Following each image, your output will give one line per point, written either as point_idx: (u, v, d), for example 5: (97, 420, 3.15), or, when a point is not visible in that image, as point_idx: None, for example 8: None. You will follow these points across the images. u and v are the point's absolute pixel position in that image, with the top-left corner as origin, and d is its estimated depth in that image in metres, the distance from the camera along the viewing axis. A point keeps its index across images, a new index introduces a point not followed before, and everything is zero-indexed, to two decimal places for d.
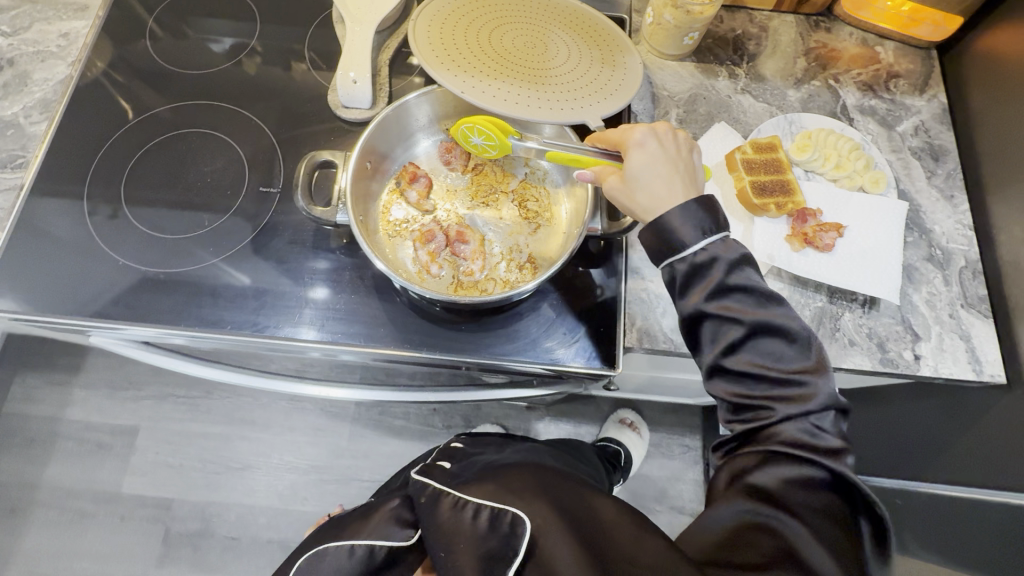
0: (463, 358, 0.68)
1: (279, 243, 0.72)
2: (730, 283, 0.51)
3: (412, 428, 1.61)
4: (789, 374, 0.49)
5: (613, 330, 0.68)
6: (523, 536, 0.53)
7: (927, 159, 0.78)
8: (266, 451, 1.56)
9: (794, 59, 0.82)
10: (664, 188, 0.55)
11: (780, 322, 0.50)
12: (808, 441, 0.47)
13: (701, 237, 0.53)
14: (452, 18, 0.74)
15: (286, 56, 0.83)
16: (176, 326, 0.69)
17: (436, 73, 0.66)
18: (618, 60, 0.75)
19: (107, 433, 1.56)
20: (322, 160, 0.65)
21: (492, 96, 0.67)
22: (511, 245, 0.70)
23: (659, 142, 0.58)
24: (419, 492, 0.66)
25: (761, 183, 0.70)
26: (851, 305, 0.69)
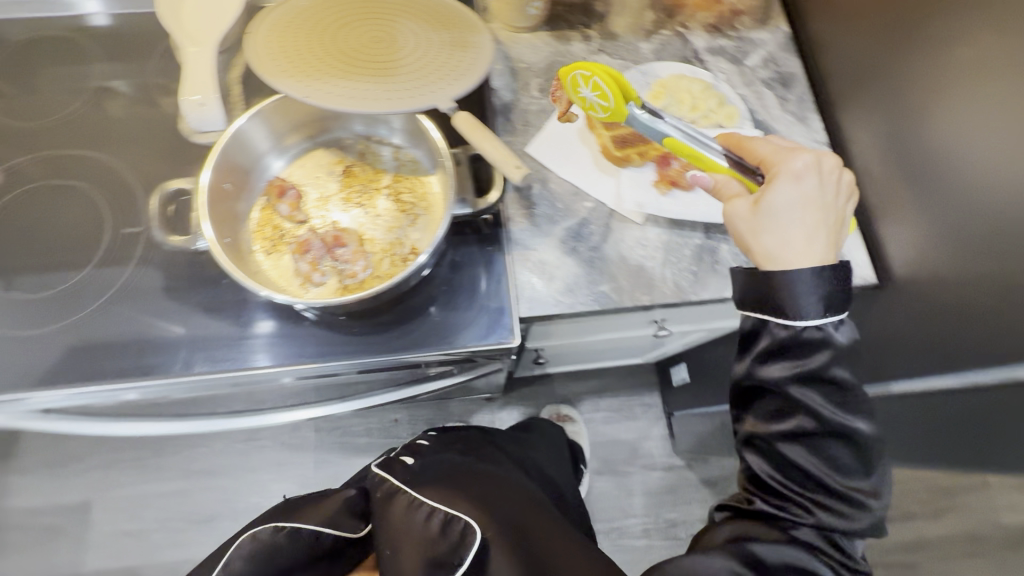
0: (368, 361, 0.68)
1: (157, 281, 0.70)
2: (826, 373, 0.55)
3: (376, 442, 1.59)
4: (845, 487, 0.54)
5: (504, 303, 0.69)
6: (472, 545, 0.63)
7: (778, 86, 0.81)
8: (232, 497, 1.52)
9: (643, 10, 0.84)
10: (802, 240, 0.56)
11: (852, 431, 0.54)
12: (824, 546, 0.54)
13: (821, 313, 0.55)
14: (292, 26, 0.73)
15: (133, 91, 0.80)
16: (88, 386, 0.65)
17: (277, 83, 0.65)
18: (469, 42, 0.75)
19: (57, 514, 1.49)
20: (174, 189, 0.63)
21: (339, 96, 0.66)
22: (392, 239, 0.70)
23: (817, 177, 0.57)
24: (376, 487, 0.73)
25: (621, 136, 0.74)
26: (726, 237, 0.72)
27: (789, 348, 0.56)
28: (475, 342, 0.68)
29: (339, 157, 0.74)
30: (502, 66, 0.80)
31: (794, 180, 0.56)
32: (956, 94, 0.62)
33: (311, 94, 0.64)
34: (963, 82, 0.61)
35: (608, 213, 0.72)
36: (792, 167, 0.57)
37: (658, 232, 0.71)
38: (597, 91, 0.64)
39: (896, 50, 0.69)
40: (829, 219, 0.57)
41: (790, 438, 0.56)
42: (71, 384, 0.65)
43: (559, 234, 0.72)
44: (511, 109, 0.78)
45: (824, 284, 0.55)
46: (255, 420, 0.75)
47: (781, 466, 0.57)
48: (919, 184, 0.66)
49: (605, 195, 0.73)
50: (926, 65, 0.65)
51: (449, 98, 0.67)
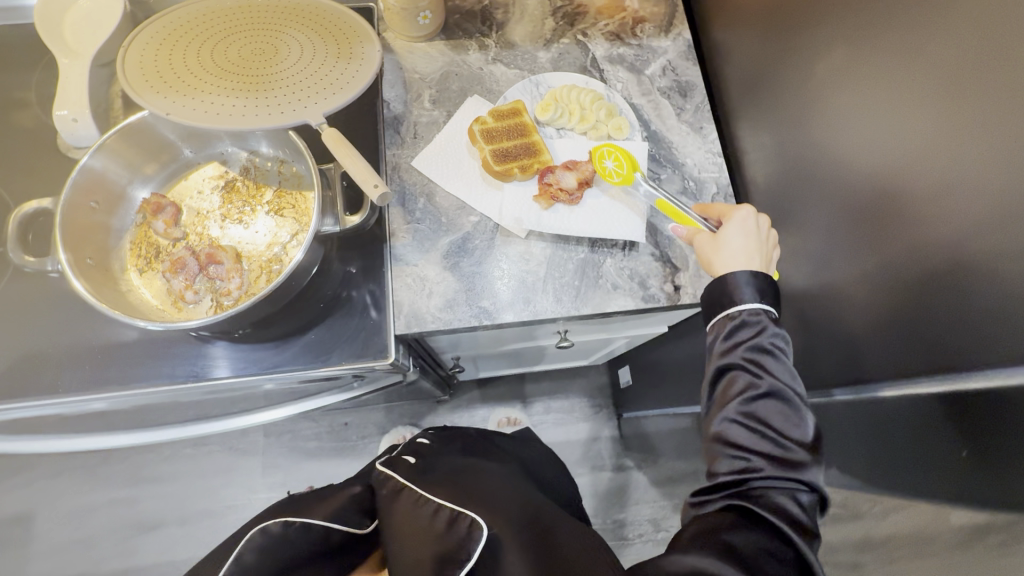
0: (253, 381, 0.67)
1: (32, 302, 0.69)
2: (767, 345, 0.53)
3: (325, 447, 1.59)
4: (791, 445, 0.49)
5: (382, 319, 0.69)
6: (479, 540, 0.61)
7: (676, 96, 0.81)
8: (181, 503, 1.52)
9: (543, 20, 0.84)
10: (741, 264, 0.58)
11: (798, 398, 0.51)
12: (788, 517, 0.47)
13: (759, 300, 0.55)
14: (168, 37, 0.71)
15: (20, 103, 0.78)
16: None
17: (139, 98, 0.64)
18: (355, 52, 0.74)
19: (5, 523, 1.49)
20: (32, 210, 0.62)
21: (206, 111, 0.65)
22: (270, 257, 0.69)
23: (760, 223, 0.61)
24: (380, 483, 0.73)
25: (503, 149, 0.72)
26: (611, 250, 0.72)
27: (736, 327, 0.55)
28: (353, 359, 0.68)
29: (222, 172, 0.73)
30: (395, 76, 0.79)
31: (737, 220, 0.60)
32: (853, 88, 0.57)
33: (172, 111, 0.62)
34: (845, 88, 0.58)
35: (492, 227, 0.72)
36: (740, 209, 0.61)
37: (542, 246, 0.71)
38: (614, 161, 0.72)
39: (787, 54, 0.67)
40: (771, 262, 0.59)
41: (745, 407, 0.52)
42: None
43: (441, 248, 0.71)
44: (402, 120, 0.77)
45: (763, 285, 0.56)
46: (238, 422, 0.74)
47: (738, 437, 0.51)
48: (827, 186, 0.61)
49: (488, 209, 0.72)
50: (820, 62, 0.62)
51: (319, 114, 0.66)
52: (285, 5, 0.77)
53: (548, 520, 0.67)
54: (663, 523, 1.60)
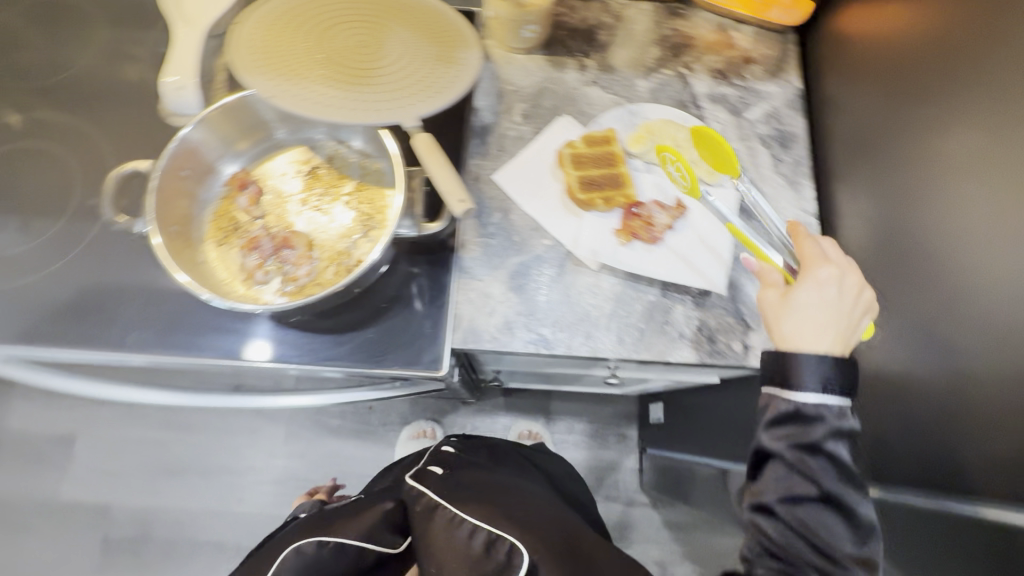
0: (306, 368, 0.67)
1: (113, 255, 0.72)
2: (824, 447, 0.48)
3: (348, 426, 1.61)
4: (838, 555, 0.47)
5: (440, 329, 0.68)
6: (521, 564, 0.63)
7: (776, 145, 0.77)
8: (206, 455, 1.57)
9: (647, 48, 0.81)
10: (806, 339, 0.51)
11: (852, 503, 0.47)
12: None
13: (820, 390, 0.49)
14: (282, 20, 0.73)
15: (134, 61, 0.82)
16: (47, 347, 0.67)
17: (245, 77, 0.66)
18: (455, 57, 0.73)
19: (48, 442, 1.58)
20: (129, 171, 0.64)
21: (305, 99, 0.66)
22: (341, 249, 0.69)
23: (841, 287, 0.52)
24: (414, 500, 0.73)
25: (590, 177, 0.70)
26: (683, 298, 0.69)
27: (791, 417, 0.50)
28: (406, 365, 0.67)
29: (308, 157, 0.74)
30: (489, 85, 0.78)
31: (808, 287, 0.52)
32: (962, 189, 0.53)
33: (275, 96, 0.64)
34: (961, 178, 0.53)
35: (564, 253, 0.70)
36: (818, 273, 0.52)
37: (612, 282, 0.69)
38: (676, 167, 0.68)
39: (902, 124, 0.62)
40: (848, 331, 0.51)
41: (790, 504, 0.48)
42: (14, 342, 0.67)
43: (510, 267, 0.70)
44: (489, 131, 0.76)
45: (825, 365, 0.49)
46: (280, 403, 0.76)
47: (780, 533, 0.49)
48: (925, 283, 0.56)
49: (564, 235, 0.70)
50: (930, 146, 0.58)
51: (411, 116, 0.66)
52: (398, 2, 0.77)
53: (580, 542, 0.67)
54: (670, 567, 1.55)
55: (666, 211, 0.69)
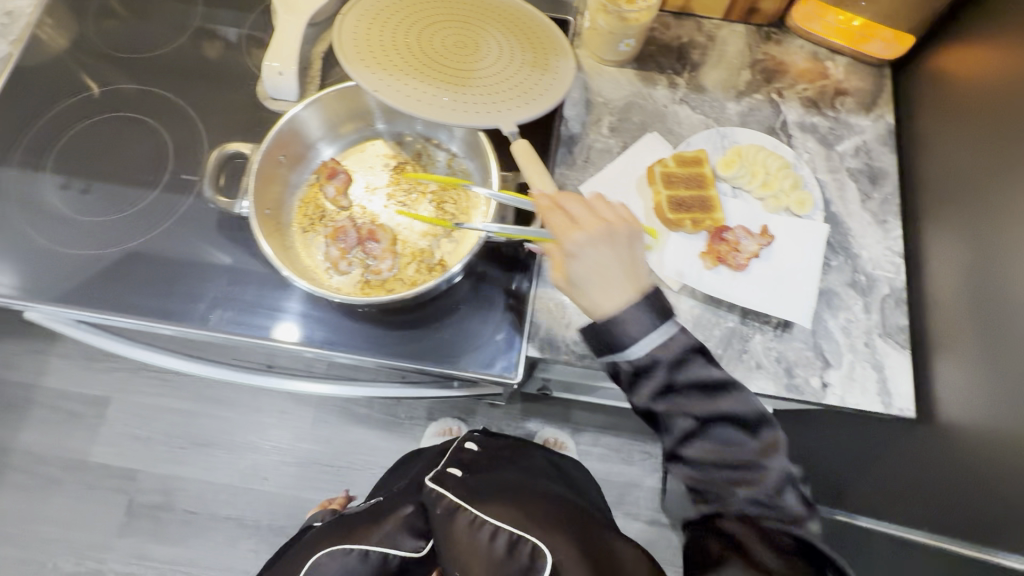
0: (353, 356, 0.68)
1: (198, 231, 0.73)
2: (674, 382, 0.53)
3: (376, 416, 1.58)
4: (743, 459, 0.53)
5: (517, 335, 0.68)
6: (543, 567, 0.66)
7: (865, 181, 0.75)
8: (233, 430, 1.55)
9: (740, 70, 0.80)
10: (616, 296, 0.52)
11: (730, 410, 0.53)
12: (768, 513, 0.52)
13: (641, 338, 0.52)
14: (387, 9, 0.74)
15: (229, 41, 0.83)
16: (102, 311, 0.68)
17: (343, 59, 0.67)
18: (550, 64, 0.73)
19: (81, 403, 1.56)
20: (232, 151, 0.66)
21: (406, 95, 0.66)
22: (424, 246, 0.70)
23: (591, 233, 0.52)
24: (434, 502, 0.76)
25: (680, 198, 0.69)
26: (763, 327, 0.68)
27: (637, 371, 0.54)
28: (478, 368, 0.67)
29: (395, 152, 0.74)
30: (579, 95, 0.78)
31: (607, 243, 0.52)
32: None
33: (379, 90, 0.65)
34: None
35: None
36: (572, 244, 0.52)
37: (691, 304, 0.68)
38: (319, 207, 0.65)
39: (1008, 165, 0.60)
40: (640, 270, 0.54)
41: (695, 443, 0.54)
42: (94, 308, 0.68)
43: None
44: (577, 141, 0.76)
45: (647, 313, 0.52)
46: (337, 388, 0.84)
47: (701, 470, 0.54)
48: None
49: (646, 253, 0.69)
50: (1017, 207, 0.57)
51: (496, 122, 0.65)
52: (502, 8, 0.77)
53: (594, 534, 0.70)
54: None
55: (755, 240, 0.68)
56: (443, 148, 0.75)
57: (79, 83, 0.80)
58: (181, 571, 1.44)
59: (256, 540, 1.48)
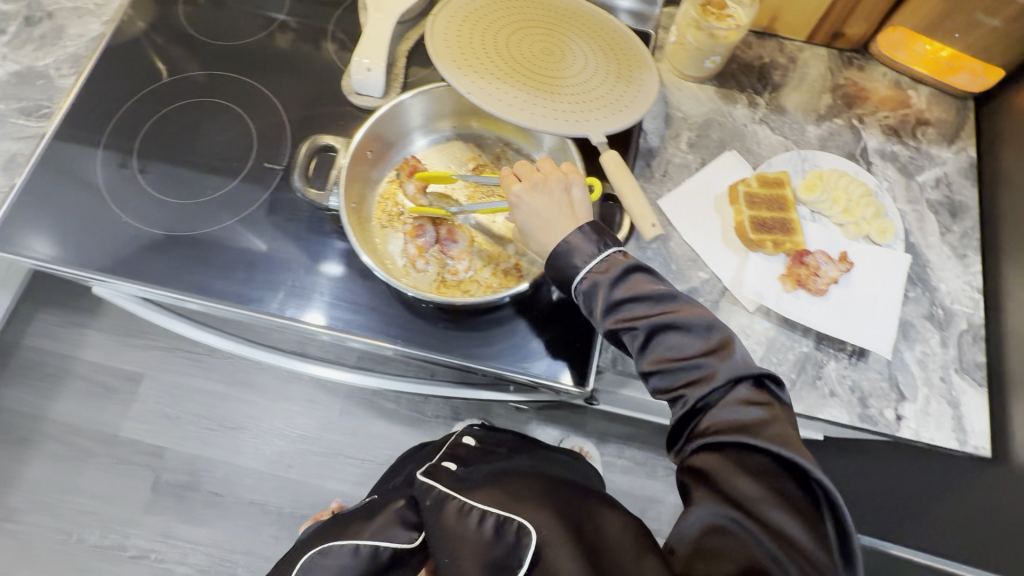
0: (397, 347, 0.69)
1: (276, 220, 0.74)
2: (618, 297, 0.55)
3: (401, 413, 1.34)
4: (695, 363, 0.53)
5: (591, 344, 0.68)
6: (529, 547, 0.53)
7: (944, 214, 0.75)
8: (260, 413, 1.34)
9: (820, 94, 0.80)
10: (553, 235, 0.58)
11: (674, 318, 0.54)
12: (734, 421, 0.50)
13: (586, 262, 0.57)
14: (494, 7, 0.74)
15: (312, 35, 0.85)
16: (169, 290, 0.70)
17: (431, 45, 0.68)
18: (634, 77, 0.73)
19: (114, 377, 1.35)
20: (323, 144, 0.70)
21: (494, 98, 0.67)
22: (501, 249, 0.71)
23: (531, 189, 0.60)
24: (424, 494, 0.63)
25: (761, 218, 0.69)
26: (838, 354, 0.67)
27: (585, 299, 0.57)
28: (548, 374, 0.67)
29: (474, 154, 0.77)
30: (658, 108, 0.78)
31: (546, 193, 0.59)
32: None
33: (471, 91, 0.65)
34: None
35: (720, 289, 0.69)
36: (513, 196, 0.60)
37: (766, 326, 0.67)
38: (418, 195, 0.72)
39: None
40: (580, 212, 0.60)
41: (648, 358, 0.55)
42: (170, 288, 0.70)
43: None
44: (655, 155, 0.76)
45: (583, 242, 0.57)
46: (370, 381, 0.84)
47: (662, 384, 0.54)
48: None
49: (724, 271, 0.69)
50: None
51: (553, 128, 0.65)
52: (605, 29, 0.76)
53: (586, 509, 0.57)
54: None
55: (834, 266, 0.69)
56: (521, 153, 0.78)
57: (149, 67, 0.82)
58: (204, 555, 1.25)
59: (279, 527, 1.28)
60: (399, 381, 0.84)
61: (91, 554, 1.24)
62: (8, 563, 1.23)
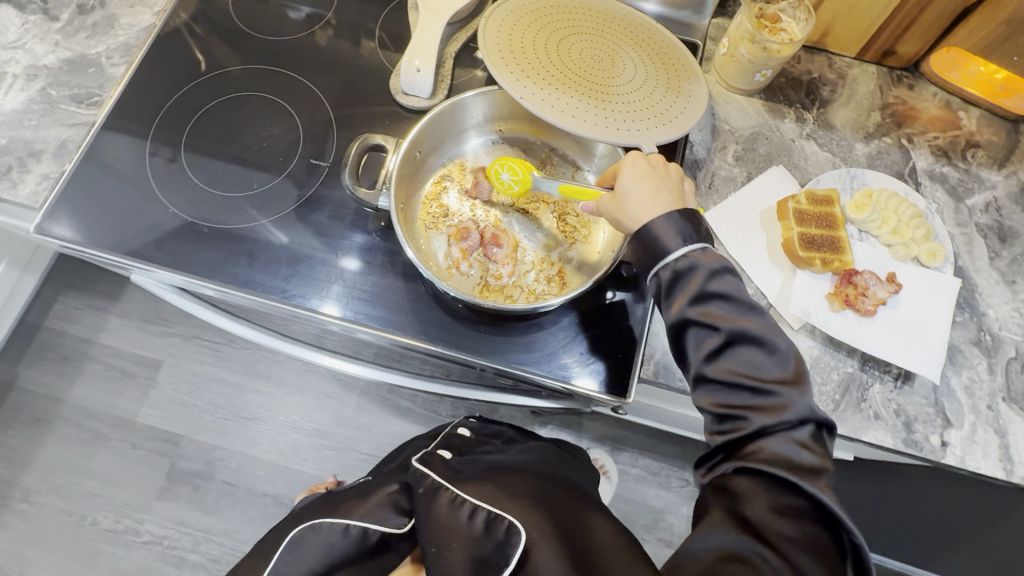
0: (427, 347, 0.69)
1: (320, 217, 0.74)
2: (710, 290, 0.51)
3: (419, 412, 1.29)
4: (764, 384, 0.48)
5: (634, 355, 0.67)
6: (517, 546, 0.52)
7: (994, 239, 0.73)
8: (277, 405, 1.29)
9: (869, 111, 0.79)
10: (655, 203, 0.56)
11: (758, 332, 0.49)
12: (786, 456, 0.45)
13: (683, 244, 0.53)
14: (564, 5, 0.71)
15: (358, 32, 0.85)
16: (208, 280, 0.71)
17: (482, 32, 0.68)
18: (683, 88, 0.69)
19: (132, 361, 1.31)
20: (373, 143, 0.71)
21: (533, 93, 0.65)
22: (544, 255, 0.72)
23: (649, 160, 0.59)
24: (417, 481, 0.63)
25: (810, 235, 0.68)
26: (883, 376, 0.66)
27: (673, 281, 0.53)
28: (588, 384, 0.67)
29: (519, 158, 0.79)
30: (705, 120, 0.77)
31: (659, 167, 0.59)
32: None
33: (511, 84, 0.63)
34: None
35: (765, 305, 0.68)
36: (627, 159, 0.60)
37: (810, 344, 0.67)
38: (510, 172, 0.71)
39: None
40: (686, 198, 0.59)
41: (716, 361, 0.50)
42: (208, 280, 0.71)
43: None
44: (701, 166, 0.75)
45: (680, 222, 0.54)
46: (385, 376, 0.82)
47: (718, 392, 0.50)
48: None
49: (769, 287, 0.69)
50: None
51: (578, 129, 0.63)
52: (671, 52, 0.71)
53: (576, 512, 0.56)
54: None
55: (876, 289, 0.67)
56: (566, 159, 0.79)
57: (192, 59, 0.83)
58: (215, 545, 1.20)
59: None
60: (418, 381, 0.83)
61: (102, 538, 1.19)
62: (15, 545, 1.18)
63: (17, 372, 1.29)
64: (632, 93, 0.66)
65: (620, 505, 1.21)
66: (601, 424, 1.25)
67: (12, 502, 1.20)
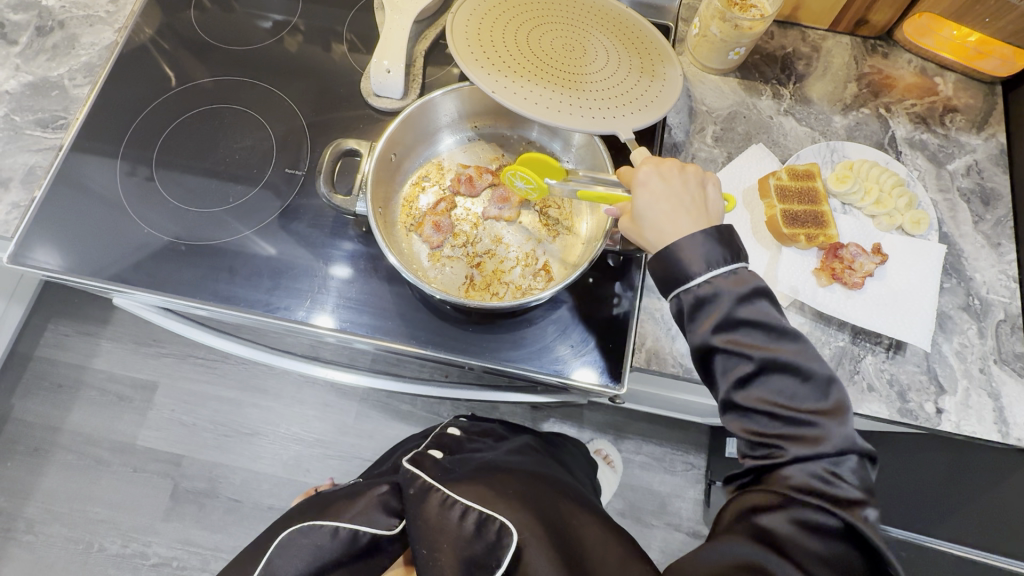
0: (417, 351, 0.68)
1: (300, 226, 0.73)
2: (738, 316, 0.48)
3: (420, 414, 1.28)
4: (800, 415, 0.45)
5: (625, 344, 0.67)
6: (508, 548, 0.53)
7: (976, 202, 0.73)
8: (276, 417, 1.28)
9: (845, 82, 0.79)
10: (674, 228, 0.52)
11: (791, 357, 0.46)
12: (820, 487, 0.43)
13: (707, 268, 0.50)
14: None
15: (326, 36, 0.83)
16: (192, 299, 0.70)
17: (449, 28, 0.66)
18: (657, 71, 0.68)
19: (127, 385, 1.29)
20: (346, 148, 0.70)
21: (499, 80, 0.64)
22: (528, 251, 0.72)
23: (665, 177, 0.55)
24: (407, 482, 0.62)
25: (794, 212, 0.68)
26: (874, 347, 0.66)
27: (696, 308, 0.50)
28: (583, 376, 0.66)
29: (497, 154, 0.79)
30: (682, 103, 0.77)
31: (676, 179, 0.55)
32: None
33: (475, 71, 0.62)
34: None
35: None
36: (640, 176, 0.55)
37: (800, 320, 0.67)
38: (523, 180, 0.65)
39: None
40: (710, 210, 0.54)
41: (748, 390, 0.47)
42: (191, 297, 0.70)
43: None
44: (680, 150, 0.75)
45: None
46: (378, 381, 0.80)
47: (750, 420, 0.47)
48: None
49: (755, 266, 0.68)
50: None
51: (553, 121, 0.62)
52: (643, 37, 0.70)
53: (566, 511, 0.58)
54: None
55: (864, 266, 0.66)
56: (546, 151, 0.79)
57: (159, 74, 0.81)
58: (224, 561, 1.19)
59: None
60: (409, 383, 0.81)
61: (110, 564, 1.18)
62: None
63: (12, 404, 1.27)
64: (603, 81, 0.65)
65: (627, 494, 1.21)
66: (602, 413, 1.25)
67: (17, 534, 1.19)
